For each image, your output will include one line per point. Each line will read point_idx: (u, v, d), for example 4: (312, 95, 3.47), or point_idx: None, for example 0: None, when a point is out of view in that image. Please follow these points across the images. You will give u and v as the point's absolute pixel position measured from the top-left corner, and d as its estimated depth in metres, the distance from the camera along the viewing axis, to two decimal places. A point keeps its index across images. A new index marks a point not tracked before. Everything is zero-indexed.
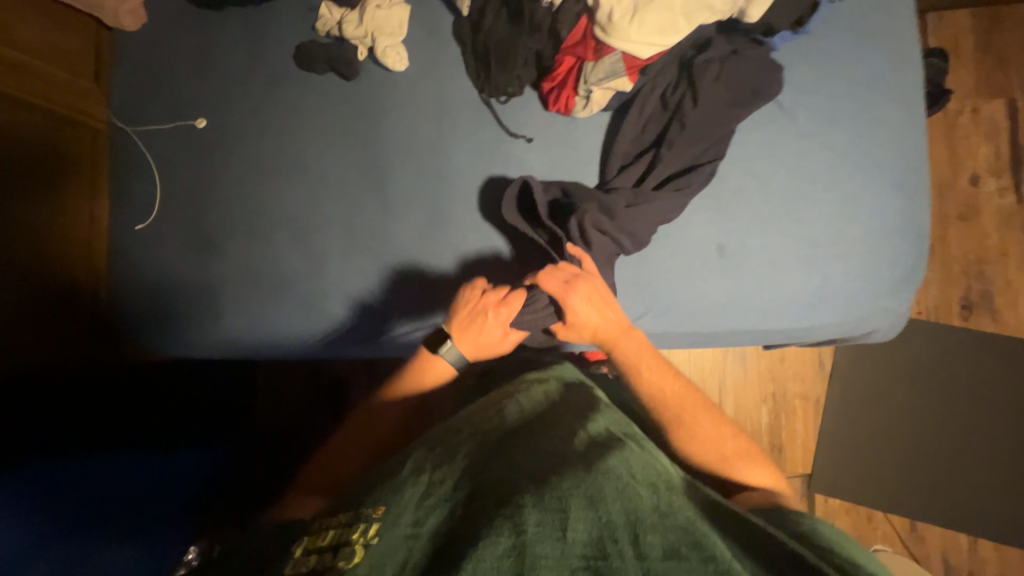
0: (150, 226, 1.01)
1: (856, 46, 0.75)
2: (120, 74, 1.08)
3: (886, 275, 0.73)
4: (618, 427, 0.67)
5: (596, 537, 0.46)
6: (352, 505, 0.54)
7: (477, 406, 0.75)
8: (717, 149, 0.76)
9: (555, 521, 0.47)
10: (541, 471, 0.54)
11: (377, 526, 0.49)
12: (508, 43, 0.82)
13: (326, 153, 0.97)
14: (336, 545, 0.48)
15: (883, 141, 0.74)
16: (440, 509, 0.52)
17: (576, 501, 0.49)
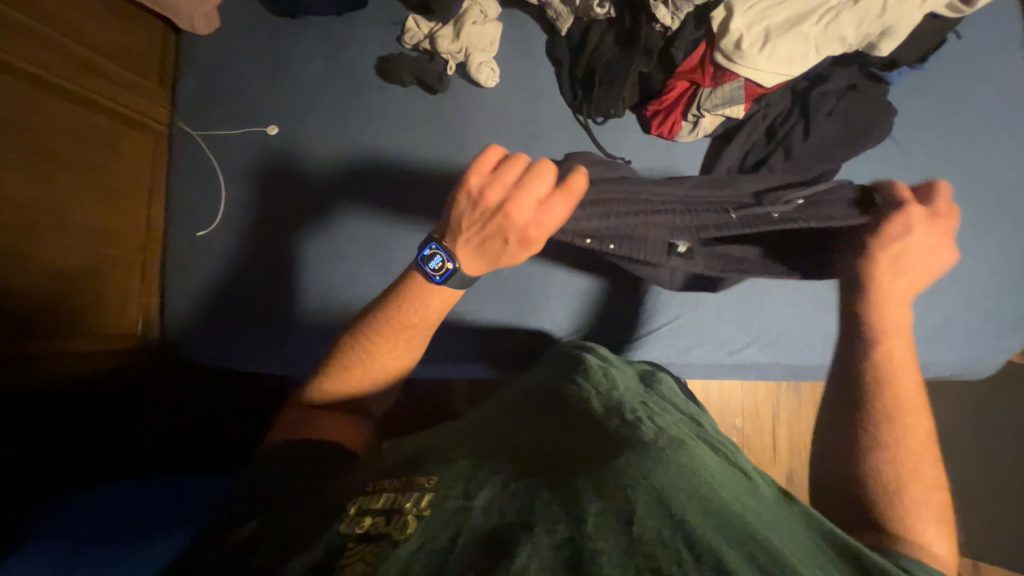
0: (214, 232, 0.98)
1: (971, 87, 0.75)
2: (187, 76, 1.06)
3: (1005, 315, 0.72)
4: (692, 428, 0.58)
5: (666, 535, 0.35)
6: (409, 473, 0.49)
7: (529, 390, 0.65)
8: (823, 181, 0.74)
9: (618, 515, 0.37)
10: (604, 455, 0.44)
11: (431, 497, 0.43)
12: (616, 65, 0.81)
13: (408, 166, 0.95)
14: (387, 511, 0.43)
15: (1000, 179, 0.73)
16: (491, 483, 0.43)
17: (642, 494, 0.38)
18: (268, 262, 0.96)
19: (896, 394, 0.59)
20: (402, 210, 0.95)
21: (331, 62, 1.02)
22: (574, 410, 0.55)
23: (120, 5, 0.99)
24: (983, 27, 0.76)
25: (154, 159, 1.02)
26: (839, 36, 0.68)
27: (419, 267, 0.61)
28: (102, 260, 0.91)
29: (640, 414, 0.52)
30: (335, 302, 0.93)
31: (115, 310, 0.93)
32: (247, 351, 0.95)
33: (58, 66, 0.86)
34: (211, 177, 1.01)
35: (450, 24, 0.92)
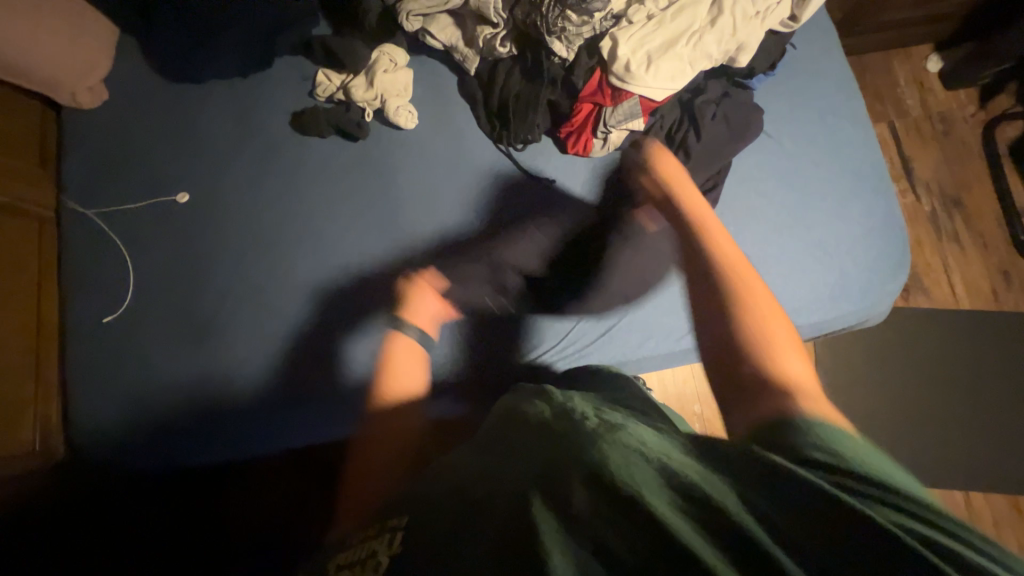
0: (124, 315, 0.88)
1: (814, 84, 0.91)
2: (75, 154, 0.97)
3: (886, 263, 0.85)
4: (645, 405, 0.60)
5: (604, 510, 0.36)
6: (377, 520, 0.48)
7: (489, 412, 0.64)
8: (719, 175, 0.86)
9: (557, 508, 0.37)
10: (548, 447, 0.45)
11: (399, 535, 0.43)
12: (525, 96, 0.89)
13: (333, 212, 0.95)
14: (360, 559, 0.43)
15: (853, 154, 0.89)
16: (447, 508, 0.43)
17: (578, 476, 0.39)
18: (194, 335, 0.88)
19: (746, 301, 0.63)
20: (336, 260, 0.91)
21: (242, 122, 1.00)
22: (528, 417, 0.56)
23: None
24: (812, 38, 0.93)
25: (41, 246, 0.91)
26: (707, 54, 0.78)
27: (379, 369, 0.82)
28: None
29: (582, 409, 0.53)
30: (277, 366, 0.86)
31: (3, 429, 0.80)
32: (174, 442, 0.83)
33: None
34: (114, 255, 0.92)
35: (362, 74, 0.95)
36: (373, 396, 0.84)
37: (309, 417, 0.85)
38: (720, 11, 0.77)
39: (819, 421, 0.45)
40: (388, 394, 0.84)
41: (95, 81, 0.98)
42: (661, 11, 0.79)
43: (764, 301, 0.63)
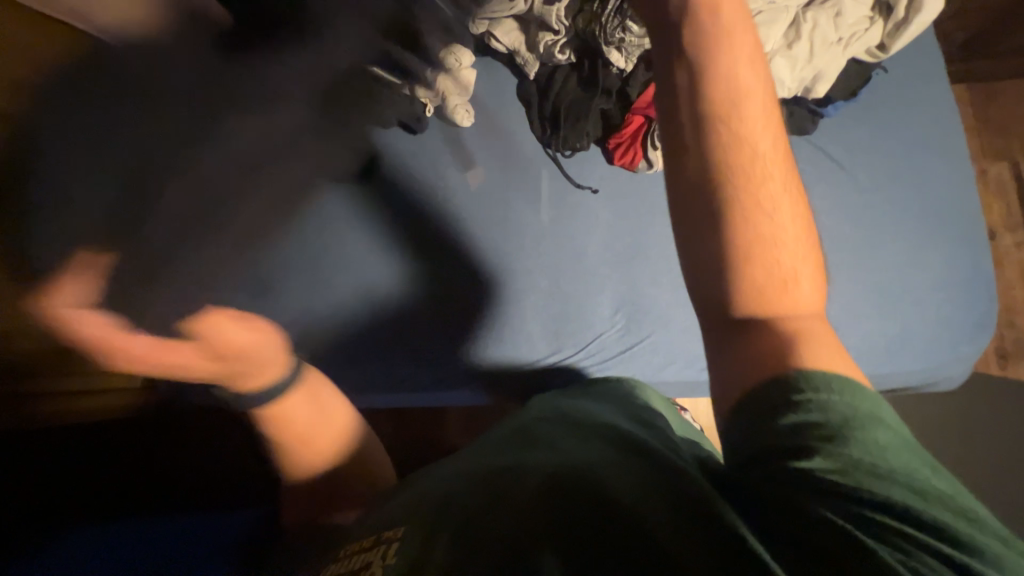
0: None
1: (902, 113, 0.82)
2: None
3: (963, 323, 0.74)
4: (641, 414, 0.63)
5: (608, 536, 0.41)
6: (379, 528, 0.51)
7: (510, 424, 0.68)
8: None
9: (564, 528, 0.42)
10: (554, 474, 0.49)
11: (397, 545, 0.46)
12: (579, 104, 0.89)
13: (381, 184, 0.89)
14: (361, 568, 0.45)
15: (941, 197, 0.78)
16: (447, 518, 0.47)
17: (587, 505, 0.44)
18: None
19: (750, 169, 0.50)
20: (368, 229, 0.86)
21: None
22: (529, 437, 0.60)
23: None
24: (906, 61, 0.84)
25: None
26: (778, 79, 0.71)
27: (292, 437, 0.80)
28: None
29: (578, 436, 0.58)
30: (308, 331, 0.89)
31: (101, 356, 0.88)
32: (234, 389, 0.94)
33: None
34: None
35: None
36: (397, 380, 0.86)
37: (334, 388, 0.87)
38: (796, 35, 0.69)
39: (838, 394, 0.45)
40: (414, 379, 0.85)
41: None
42: None
43: (782, 203, 0.50)
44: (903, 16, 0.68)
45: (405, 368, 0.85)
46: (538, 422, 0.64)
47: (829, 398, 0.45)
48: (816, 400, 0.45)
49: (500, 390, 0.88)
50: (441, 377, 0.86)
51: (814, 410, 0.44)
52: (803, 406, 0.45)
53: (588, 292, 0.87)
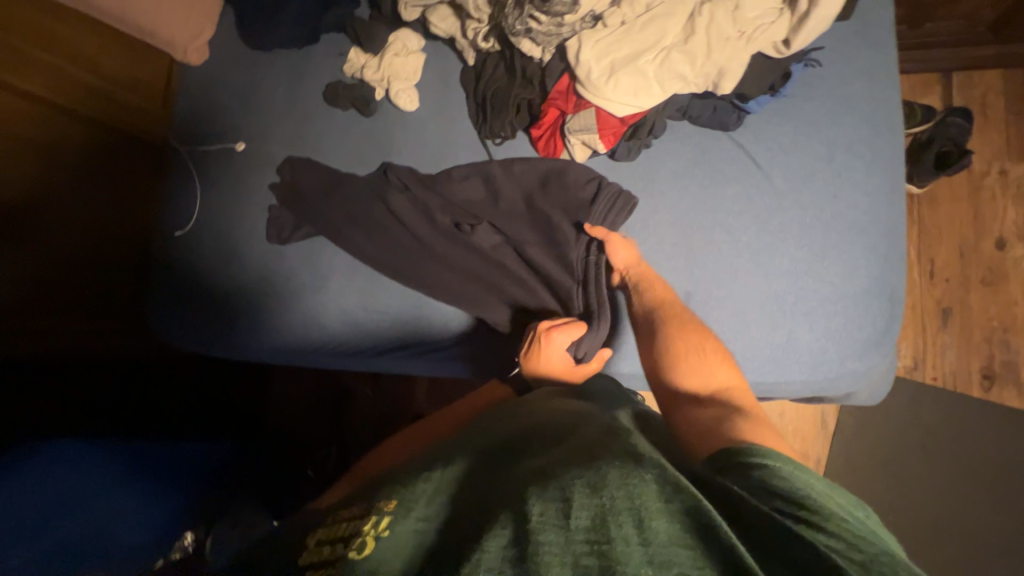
0: (186, 232, 1.14)
1: (832, 110, 0.77)
2: (177, 99, 1.23)
3: (855, 338, 0.73)
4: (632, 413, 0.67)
5: (598, 523, 0.43)
6: (366, 502, 0.56)
7: (503, 412, 0.73)
8: (687, 196, 0.80)
9: (559, 511, 0.45)
10: (544, 468, 0.53)
11: (388, 520, 0.51)
12: (503, 92, 0.90)
13: (446, 202, 0.93)
14: (349, 536, 0.51)
15: (854, 206, 0.75)
16: (446, 510, 0.54)
17: (580, 491, 0.46)
18: (225, 261, 1.11)
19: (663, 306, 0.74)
20: (402, 227, 0.96)
21: (292, 88, 1.19)
22: (518, 433, 0.64)
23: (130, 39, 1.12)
24: (843, 54, 0.78)
25: (151, 171, 1.21)
26: (679, 74, 0.73)
27: (444, 417, 0.85)
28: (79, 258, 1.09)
29: (577, 430, 0.60)
30: (278, 296, 1.06)
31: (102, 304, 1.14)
32: (218, 342, 1.08)
33: (93, 103, 1.04)
34: (190, 184, 1.17)
35: (378, 56, 1.04)
36: (346, 343, 1.03)
37: (297, 345, 1.06)
38: (694, 29, 0.72)
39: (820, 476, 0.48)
40: (362, 344, 1.03)
41: (200, 44, 1.20)
42: (635, 19, 0.75)
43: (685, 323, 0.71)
44: (804, 10, 0.71)
45: (352, 334, 1.03)
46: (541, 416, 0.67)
47: (778, 464, 0.47)
48: (770, 465, 0.47)
49: (432, 362, 1.02)
50: (382, 347, 1.03)
51: (767, 469, 0.47)
52: (771, 466, 0.47)
53: (514, 279, 0.89)
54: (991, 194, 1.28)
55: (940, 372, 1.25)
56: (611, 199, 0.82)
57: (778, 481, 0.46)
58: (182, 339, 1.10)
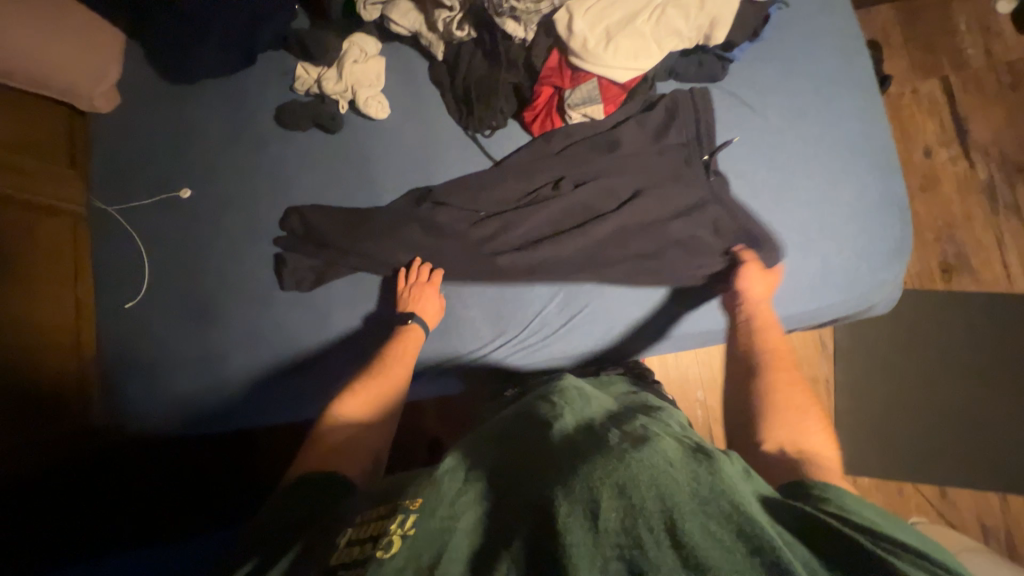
0: (140, 302, 1.01)
1: (806, 45, 0.82)
2: (96, 156, 1.08)
3: (878, 251, 0.77)
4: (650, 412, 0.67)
5: (626, 525, 0.44)
6: (393, 499, 0.55)
7: (514, 416, 0.70)
8: (708, 143, 0.80)
9: (586, 512, 0.45)
10: (569, 462, 0.53)
11: (414, 518, 0.50)
12: (486, 79, 0.87)
13: (464, 198, 0.87)
14: (376, 535, 0.50)
15: (849, 131, 0.79)
16: (477, 511, 0.52)
17: (607, 492, 0.47)
18: (198, 324, 0.98)
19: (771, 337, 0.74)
20: (397, 241, 0.88)
21: (233, 117, 1.07)
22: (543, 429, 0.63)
23: (13, 95, 1.00)
24: None
25: (76, 243, 1.03)
26: (674, 30, 0.76)
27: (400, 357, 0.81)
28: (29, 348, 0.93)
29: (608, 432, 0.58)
30: (273, 348, 0.95)
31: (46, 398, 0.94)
32: (206, 413, 0.96)
33: None
34: (133, 248, 1.03)
35: (334, 65, 0.96)
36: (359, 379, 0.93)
37: (307, 392, 0.94)
38: None
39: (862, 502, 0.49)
40: None
41: (108, 87, 1.07)
42: None
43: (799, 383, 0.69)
44: None
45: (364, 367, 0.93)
46: (565, 412, 0.66)
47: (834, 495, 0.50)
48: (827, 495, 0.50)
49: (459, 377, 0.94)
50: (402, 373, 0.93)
51: (839, 493, 0.50)
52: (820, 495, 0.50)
53: (586, 229, 0.82)
54: (910, 110, 1.44)
55: (908, 275, 1.38)
56: (701, 203, 0.79)
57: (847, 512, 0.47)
58: (151, 410, 0.97)
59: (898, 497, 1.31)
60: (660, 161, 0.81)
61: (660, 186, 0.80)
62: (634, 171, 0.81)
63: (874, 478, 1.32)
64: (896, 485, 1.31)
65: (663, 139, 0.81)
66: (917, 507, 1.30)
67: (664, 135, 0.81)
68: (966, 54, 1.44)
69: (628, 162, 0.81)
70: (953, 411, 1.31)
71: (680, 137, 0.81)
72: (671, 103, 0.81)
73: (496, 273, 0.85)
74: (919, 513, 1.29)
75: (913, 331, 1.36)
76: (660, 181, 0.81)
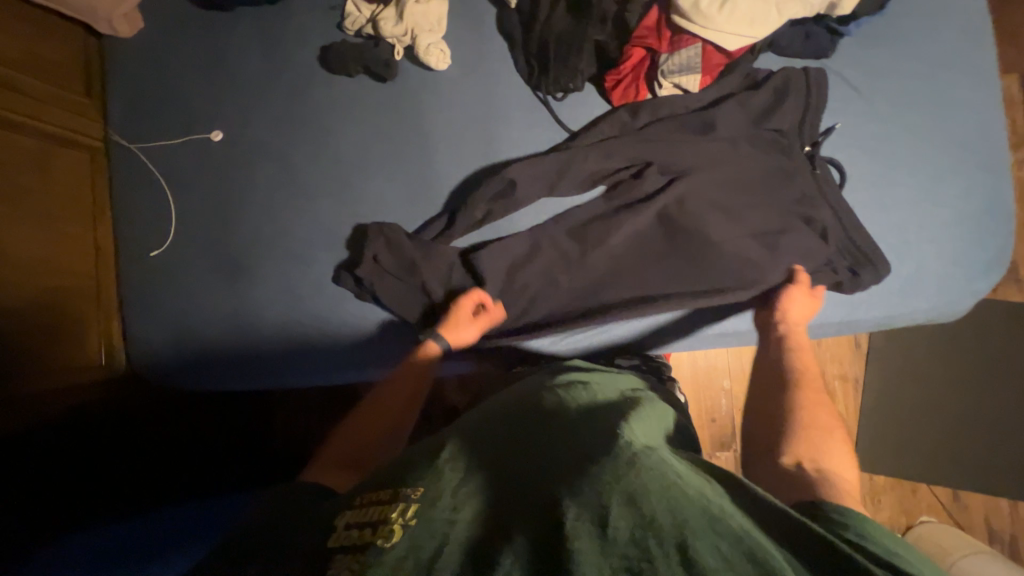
0: (167, 252, 0.94)
1: (914, 33, 0.79)
2: (117, 85, 0.98)
3: (975, 260, 0.76)
4: (663, 420, 0.63)
5: (637, 537, 0.40)
6: (392, 481, 0.51)
7: (510, 404, 0.66)
8: (809, 128, 0.78)
9: (595, 520, 0.42)
10: (574, 462, 0.49)
11: (416, 506, 0.47)
12: (569, 39, 0.81)
13: (537, 170, 0.80)
14: (372, 522, 0.46)
15: (953, 130, 0.77)
16: (477, 504, 0.48)
17: (616, 498, 0.43)
18: (230, 280, 0.92)
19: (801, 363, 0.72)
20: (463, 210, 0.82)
21: (270, 53, 0.97)
22: (548, 422, 0.59)
23: (25, 6, 0.88)
24: None
25: (93, 180, 0.95)
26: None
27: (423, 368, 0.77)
28: (55, 297, 0.87)
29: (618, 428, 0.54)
30: (312, 311, 0.90)
31: (71, 349, 0.89)
32: (236, 375, 0.92)
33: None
34: (158, 192, 0.95)
35: (392, 4, 0.86)
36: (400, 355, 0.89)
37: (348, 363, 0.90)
38: None
39: (866, 522, 0.45)
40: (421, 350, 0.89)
41: (130, 9, 0.96)
42: None
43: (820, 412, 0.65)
44: None
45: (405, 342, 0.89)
46: (572, 408, 0.62)
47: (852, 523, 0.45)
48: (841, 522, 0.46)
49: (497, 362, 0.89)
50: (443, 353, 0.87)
51: (858, 524, 0.45)
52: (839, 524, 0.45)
53: (671, 215, 0.80)
54: None
55: None
56: (792, 203, 0.77)
57: (865, 542, 0.43)
58: (169, 362, 0.93)
59: (912, 497, 1.33)
60: (754, 145, 0.78)
61: (754, 173, 0.78)
62: (725, 156, 0.78)
63: (891, 478, 1.34)
64: (911, 485, 1.34)
65: (762, 121, 0.78)
66: (929, 507, 1.33)
67: (764, 115, 0.78)
68: None
69: (722, 149, 0.78)
70: (980, 419, 1.32)
71: (781, 123, 0.78)
72: (777, 80, 0.78)
73: (568, 254, 0.82)
74: (930, 513, 1.32)
75: (949, 336, 1.35)
76: (750, 171, 0.78)
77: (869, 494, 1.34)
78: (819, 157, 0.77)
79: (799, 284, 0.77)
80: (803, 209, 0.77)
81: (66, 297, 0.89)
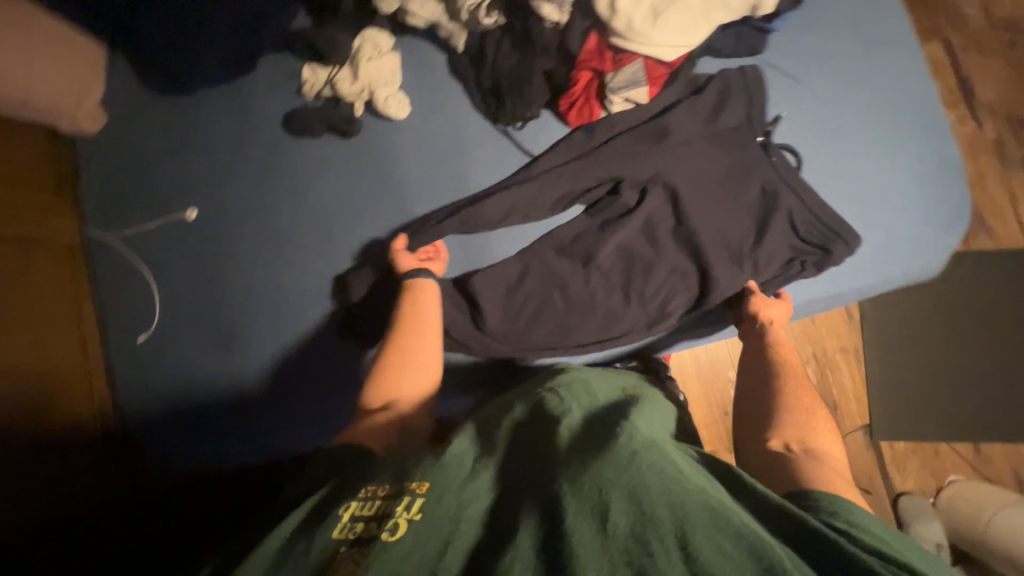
0: (154, 335, 0.93)
1: (835, 20, 0.84)
2: (87, 181, 0.99)
3: (939, 218, 0.79)
4: (666, 417, 0.63)
5: (637, 533, 0.40)
6: (397, 479, 0.51)
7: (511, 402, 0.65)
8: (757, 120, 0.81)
9: (596, 516, 0.42)
10: (576, 458, 0.49)
11: (421, 501, 0.46)
12: (518, 72, 0.85)
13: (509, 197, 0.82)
14: (376, 516, 0.46)
15: (890, 102, 0.82)
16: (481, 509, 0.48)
17: (616, 492, 0.43)
18: (222, 353, 0.92)
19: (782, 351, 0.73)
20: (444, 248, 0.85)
21: (234, 127, 0.99)
22: (551, 412, 0.58)
23: None
24: None
25: (73, 276, 0.95)
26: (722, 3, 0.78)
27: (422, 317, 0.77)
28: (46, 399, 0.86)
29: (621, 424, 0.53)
30: (309, 371, 0.90)
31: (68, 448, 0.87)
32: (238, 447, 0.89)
33: None
34: (140, 278, 0.95)
35: (346, 65, 0.90)
36: None
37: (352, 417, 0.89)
38: None
39: (862, 511, 0.45)
40: None
41: (92, 106, 0.98)
42: None
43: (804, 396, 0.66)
44: None
45: None
46: (573, 405, 0.61)
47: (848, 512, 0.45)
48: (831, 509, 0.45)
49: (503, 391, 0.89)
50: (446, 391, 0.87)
51: (853, 511, 0.45)
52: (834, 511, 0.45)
53: (643, 220, 0.82)
54: None
55: None
56: (757, 194, 0.80)
57: (856, 528, 0.43)
58: (167, 441, 0.90)
59: (936, 458, 1.33)
60: (711, 143, 0.81)
61: (716, 171, 0.81)
62: (684, 157, 0.81)
63: (910, 443, 1.33)
64: (932, 446, 1.33)
65: (714, 121, 0.81)
66: (954, 466, 1.32)
67: (714, 114, 0.81)
68: (965, 13, 1.44)
69: (681, 153, 0.81)
70: (981, 369, 1.33)
71: (731, 120, 0.81)
72: (720, 81, 0.82)
73: (552, 273, 0.83)
74: (957, 471, 1.31)
75: (936, 292, 1.38)
76: (712, 168, 0.81)
77: (893, 463, 1.33)
78: (773, 145, 0.81)
79: (778, 268, 0.80)
80: (767, 195, 0.80)
81: (57, 397, 0.87)
